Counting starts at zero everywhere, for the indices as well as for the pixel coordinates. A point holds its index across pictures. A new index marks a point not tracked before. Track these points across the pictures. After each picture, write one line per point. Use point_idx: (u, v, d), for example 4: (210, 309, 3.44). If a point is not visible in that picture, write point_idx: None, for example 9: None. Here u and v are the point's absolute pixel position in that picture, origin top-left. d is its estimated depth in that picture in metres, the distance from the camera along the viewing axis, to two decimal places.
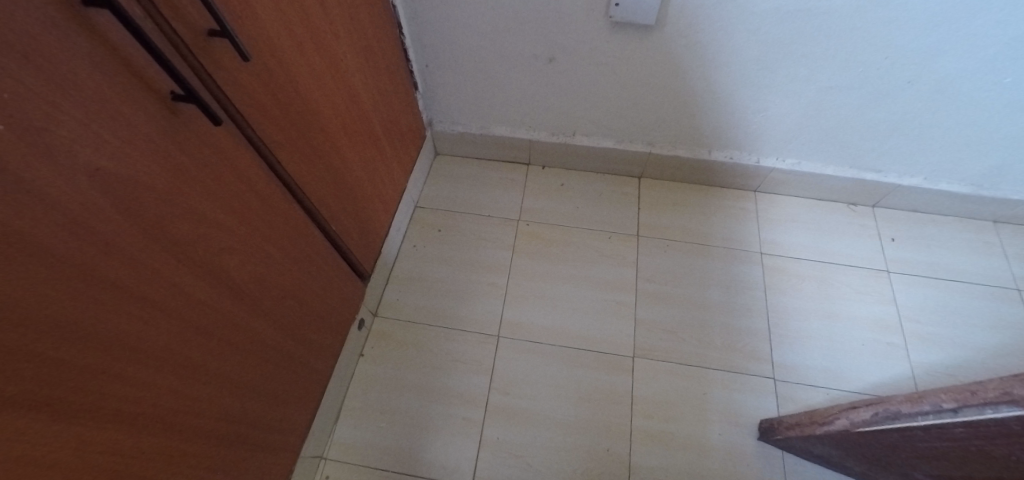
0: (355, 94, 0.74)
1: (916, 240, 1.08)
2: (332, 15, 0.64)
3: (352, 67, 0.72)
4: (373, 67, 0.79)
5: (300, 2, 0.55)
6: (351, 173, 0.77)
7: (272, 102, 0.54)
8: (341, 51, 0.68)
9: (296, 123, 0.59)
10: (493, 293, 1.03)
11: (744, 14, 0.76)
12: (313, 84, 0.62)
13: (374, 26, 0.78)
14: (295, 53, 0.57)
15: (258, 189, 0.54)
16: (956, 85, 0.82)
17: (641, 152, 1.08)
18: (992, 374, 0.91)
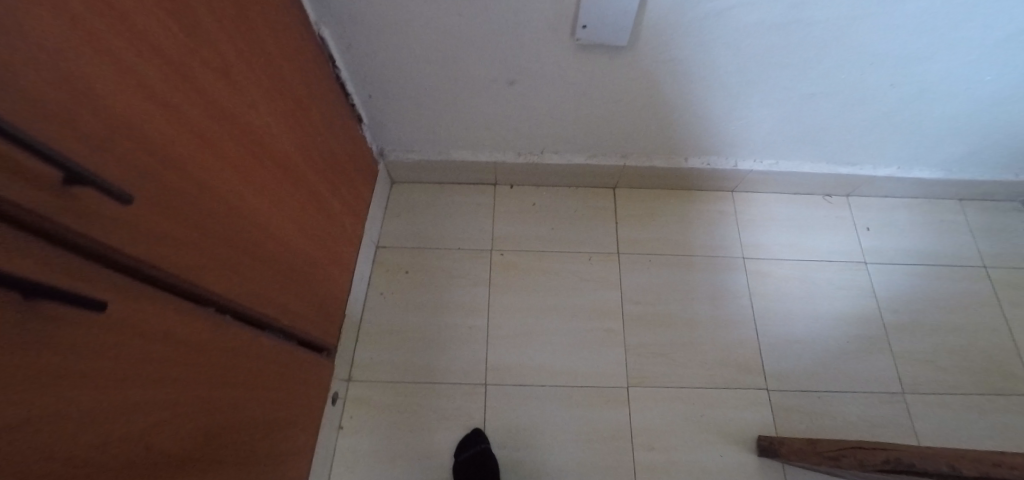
0: (288, 163, 0.63)
1: (889, 226, 1.08)
2: (242, 82, 0.51)
3: (280, 135, 0.60)
4: (305, 122, 0.67)
5: (194, 84, 0.43)
6: (295, 249, 0.66)
7: (183, 219, 0.43)
8: (262, 120, 0.56)
9: (215, 229, 0.48)
10: (474, 337, 0.96)
11: (721, 28, 0.70)
12: (231, 173, 0.51)
13: (299, 72, 0.65)
14: (200, 148, 0.45)
15: (178, 331, 0.43)
16: (936, 85, 0.79)
17: (615, 166, 1.02)
18: (965, 357, 0.95)
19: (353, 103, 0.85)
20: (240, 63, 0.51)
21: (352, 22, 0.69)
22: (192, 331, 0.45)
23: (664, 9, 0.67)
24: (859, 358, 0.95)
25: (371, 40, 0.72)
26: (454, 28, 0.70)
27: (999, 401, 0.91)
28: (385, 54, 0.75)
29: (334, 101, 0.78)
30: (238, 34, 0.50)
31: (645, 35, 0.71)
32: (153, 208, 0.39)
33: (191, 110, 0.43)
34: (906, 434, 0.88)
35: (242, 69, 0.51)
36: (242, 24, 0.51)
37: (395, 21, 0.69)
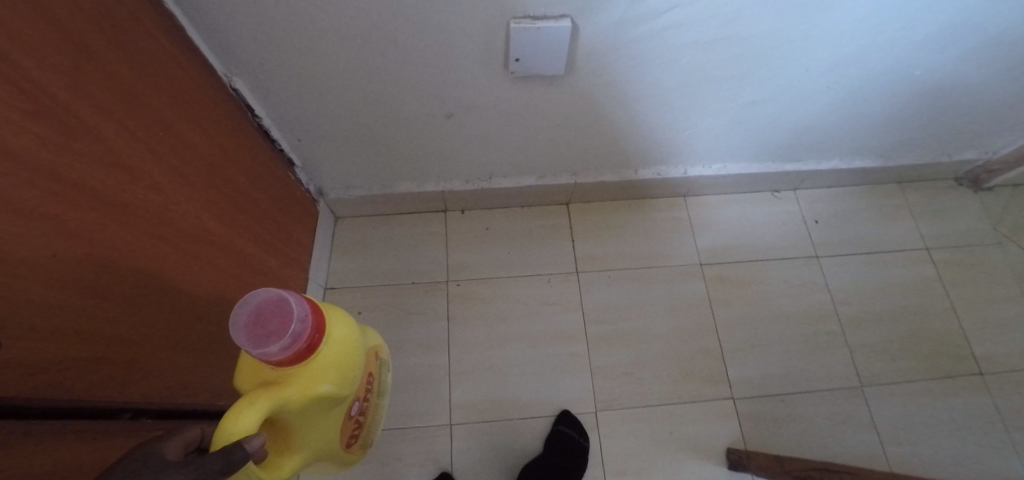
0: (213, 235, 0.58)
1: (835, 217, 1.08)
2: (142, 167, 0.46)
3: (201, 209, 0.56)
4: (228, 187, 0.63)
5: (77, 189, 0.38)
6: (219, 324, 0.61)
7: (82, 338, 0.39)
8: (172, 201, 0.51)
9: (121, 338, 0.43)
10: (436, 375, 0.92)
11: (658, 48, 0.68)
12: (138, 271, 0.46)
13: (214, 134, 0.60)
14: (92, 256, 0.40)
15: (86, 465, 0.39)
16: (869, 83, 0.80)
17: (566, 184, 0.99)
18: (917, 343, 0.98)
19: (280, 148, 0.80)
20: (136, 148, 0.46)
21: (266, 71, 0.65)
22: (114, 452, 0.42)
23: (597, 36, 0.64)
24: (816, 355, 0.96)
25: (291, 86, 0.68)
26: (381, 69, 0.66)
27: (949, 384, 0.94)
28: (308, 98, 0.71)
29: (259, 152, 0.73)
30: (133, 115, 0.46)
31: (581, 60, 0.68)
32: (42, 338, 0.35)
33: (81, 217, 0.39)
34: (866, 427, 0.91)
35: (139, 152, 0.46)
36: (136, 103, 0.46)
37: (314, 66, 0.65)
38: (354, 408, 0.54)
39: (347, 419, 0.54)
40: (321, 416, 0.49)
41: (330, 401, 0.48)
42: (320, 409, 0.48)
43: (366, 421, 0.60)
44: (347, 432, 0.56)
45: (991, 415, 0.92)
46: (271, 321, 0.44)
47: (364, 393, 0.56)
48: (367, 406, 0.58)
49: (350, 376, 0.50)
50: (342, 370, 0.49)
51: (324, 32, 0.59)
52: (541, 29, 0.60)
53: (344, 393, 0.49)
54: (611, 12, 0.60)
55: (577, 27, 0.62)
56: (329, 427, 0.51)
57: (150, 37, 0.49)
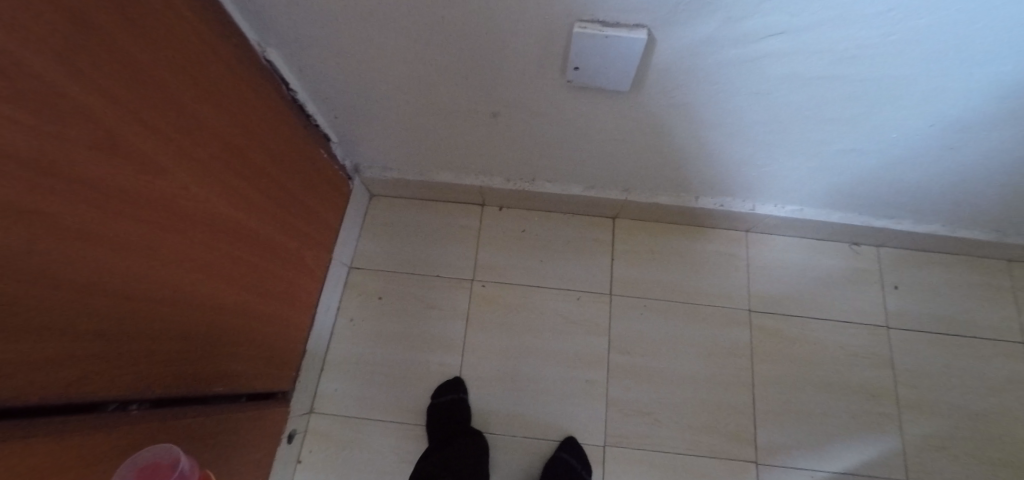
0: (224, 218, 0.56)
1: (919, 286, 0.95)
2: (150, 149, 0.44)
3: (213, 194, 0.53)
4: (245, 166, 0.59)
5: (74, 177, 0.36)
6: (234, 306, 0.60)
7: (71, 328, 0.38)
8: (183, 183, 0.48)
9: (115, 329, 0.42)
10: (444, 376, 0.90)
11: (751, 75, 0.57)
12: (139, 259, 0.44)
13: (239, 110, 0.58)
14: (88, 247, 0.38)
15: (77, 457, 0.38)
16: (1007, 152, 0.66)
17: (615, 200, 0.91)
18: (984, 446, 0.86)
19: (313, 122, 0.79)
20: (146, 129, 0.43)
21: (302, 46, 0.62)
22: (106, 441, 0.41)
23: (678, 53, 0.54)
24: (860, 435, 0.86)
25: (328, 63, 0.66)
26: (425, 57, 0.62)
27: None
28: (344, 77, 0.69)
29: (284, 128, 0.69)
30: (138, 95, 0.42)
31: (652, 79, 0.59)
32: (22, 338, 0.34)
33: (73, 210, 0.36)
34: None
35: (149, 134, 0.43)
36: (152, 82, 0.43)
37: (352, 46, 0.62)
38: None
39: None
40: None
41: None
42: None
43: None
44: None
45: None
46: (162, 473, 0.40)
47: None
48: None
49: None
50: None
51: (364, 13, 0.55)
52: (608, 37, 0.52)
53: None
54: (696, 31, 0.51)
55: (653, 39, 0.53)
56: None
57: (174, 11, 0.45)
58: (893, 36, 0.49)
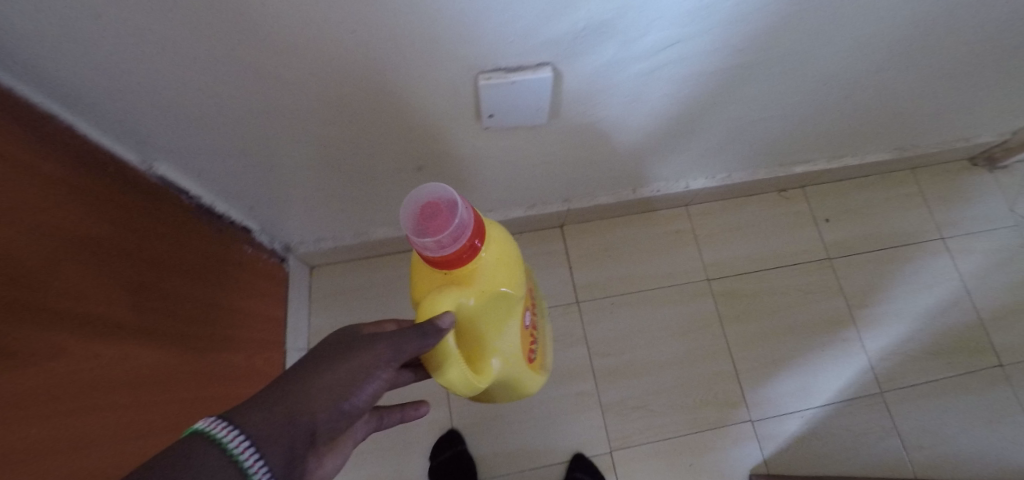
0: (145, 367, 0.50)
1: (847, 213, 1.02)
2: (55, 338, 0.38)
3: (131, 348, 0.48)
4: (157, 301, 0.53)
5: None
6: None
7: None
8: (96, 355, 0.43)
9: None
10: (439, 432, 0.87)
11: (655, 82, 0.59)
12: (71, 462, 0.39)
13: (137, 246, 0.52)
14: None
15: None
16: (888, 89, 0.72)
17: (558, 211, 0.90)
18: (934, 341, 0.94)
19: (230, 220, 0.72)
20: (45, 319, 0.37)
21: (192, 150, 0.57)
22: None
23: (584, 80, 0.56)
24: (833, 364, 0.92)
25: (227, 158, 0.60)
26: (334, 133, 0.59)
27: (970, 381, 0.92)
28: (249, 168, 0.63)
29: (195, 239, 0.63)
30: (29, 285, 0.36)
31: (565, 107, 0.61)
32: None
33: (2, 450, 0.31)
34: (888, 436, 0.88)
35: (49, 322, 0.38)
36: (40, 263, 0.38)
37: (249, 138, 0.57)
38: (528, 320, 0.53)
39: (524, 333, 0.51)
40: (504, 355, 0.47)
41: (503, 321, 0.46)
42: (495, 341, 0.46)
43: (541, 338, 0.61)
44: (527, 347, 0.52)
45: (1013, 407, 0.90)
46: (440, 217, 0.40)
47: (529, 308, 0.54)
48: (542, 332, 0.62)
49: (510, 313, 0.46)
50: (501, 312, 0.45)
51: (256, 105, 0.51)
52: (515, 82, 0.53)
53: (511, 311, 0.46)
54: (595, 57, 0.52)
55: (559, 73, 0.54)
56: (519, 351, 0.49)
57: (29, 165, 0.39)
58: (779, 15, 0.51)
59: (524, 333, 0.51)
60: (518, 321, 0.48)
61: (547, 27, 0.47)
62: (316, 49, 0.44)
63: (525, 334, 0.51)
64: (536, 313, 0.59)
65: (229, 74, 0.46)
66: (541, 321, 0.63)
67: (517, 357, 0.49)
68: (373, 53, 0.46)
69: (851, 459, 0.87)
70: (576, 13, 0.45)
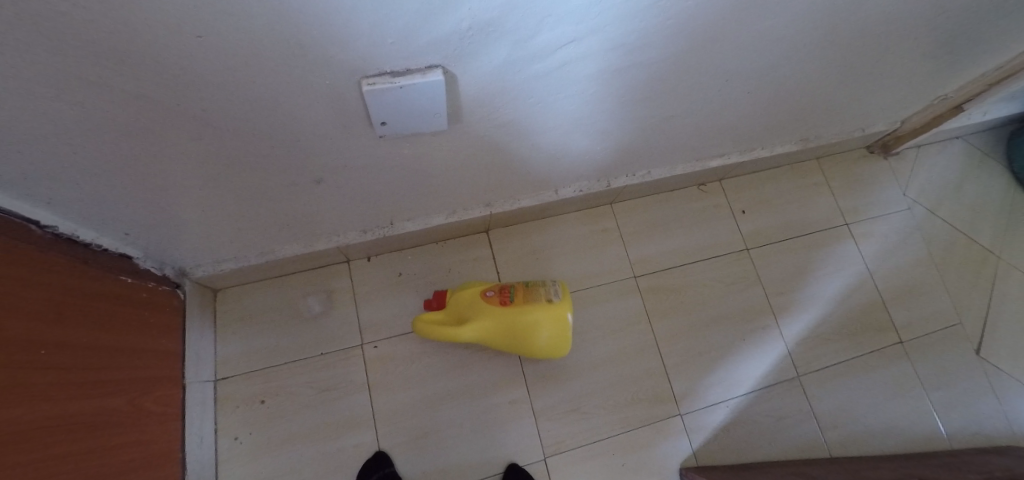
0: (13, 432, 0.42)
1: (760, 205, 1.06)
2: None
3: None
4: (19, 353, 0.44)
5: None
6: None
7: None
8: None
9: None
10: (365, 456, 0.82)
11: (558, 83, 0.56)
12: None
13: None
14: None
15: None
16: (788, 82, 0.75)
17: (480, 216, 0.88)
18: (842, 322, 1.00)
19: (100, 248, 0.63)
20: None
21: (37, 179, 0.48)
22: None
23: (482, 83, 0.52)
24: (754, 352, 0.96)
25: (88, 182, 0.51)
26: (210, 150, 0.52)
27: (875, 359, 0.98)
28: (117, 193, 0.55)
29: (52, 275, 0.53)
30: None
31: (467, 111, 0.56)
32: None
33: None
34: (806, 417, 0.93)
35: None
36: None
37: (108, 162, 0.49)
38: (489, 292, 0.81)
39: (486, 298, 0.79)
40: (473, 302, 0.80)
41: (465, 296, 0.82)
42: (464, 302, 0.82)
43: (542, 291, 0.79)
44: (496, 303, 0.78)
45: (912, 380, 0.98)
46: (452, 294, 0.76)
47: (497, 287, 0.82)
48: (548, 288, 0.80)
49: (473, 284, 0.84)
50: (467, 285, 0.85)
51: (107, 124, 0.44)
52: (403, 86, 0.47)
53: (469, 290, 0.83)
54: (490, 57, 0.48)
55: (451, 76, 0.49)
56: (482, 309, 0.79)
57: None
58: (680, 11, 0.50)
59: (487, 300, 0.79)
60: (473, 295, 0.81)
61: (429, 25, 0.41)
62: (161, 59, 0.38)
63: (488, 300, 0.79)
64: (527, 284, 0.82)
65: (59, 89, 0.38)
66: (543, 281, 0.82)
67: (482, 309, 0.79)
68: (233, 61, 0.40)
69: (773, 443, 0.90)
70: (458, 10, 0.40)
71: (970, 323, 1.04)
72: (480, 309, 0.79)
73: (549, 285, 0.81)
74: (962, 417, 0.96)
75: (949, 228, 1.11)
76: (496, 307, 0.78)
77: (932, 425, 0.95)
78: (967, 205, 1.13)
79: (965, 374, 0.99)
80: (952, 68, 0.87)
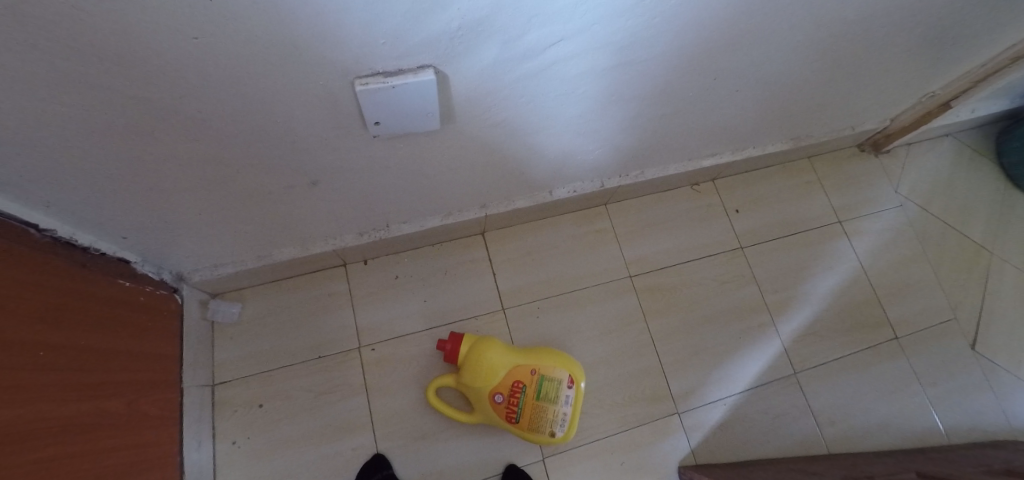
0: (10, 428, 0.42)
1: (754, 204, 1.07)
2: None
3: None
4: (13, 354, 0.44)
5: None
6: None
7: None
8: None
9: None
10: (362, 459, 0.82)
11: (547, 83, 0.58)
12: None
13: None
14: None
15: None
16: (775, 81, 0.76)
17: (475, 218, 0.88)
18: (837, 318, 1.01)
19: (98, 252, 0.63)
20: None
21: (36, 182, 0.48)
22: None
23: (472, 82, 0.53)
24: (750, 350, 0.96)
25: (87, 186, 0.52)
26: (207, 153, 0.53)
27: (871, 354, 0.99)
28: (115, 197, 0.56)
29: (50, 278, 0.53)
30: None
31: (459, 111, 0.57)
32: None
33: None
34: (804, 414, 0.93)
35: None
36: None
37: (106, 165, 0.50)
38: (496, 398, 0.79)
39: (493, 405, 0.80)
40: (479, 402, 0.80)
41: (473, 389, 0.80)
42: (472, 394, 0.81)
43: (551, 416, 0.81)
44: (502, 414, 0.80)
45: (909, 376, 0.98)
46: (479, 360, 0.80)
47: (508, 391, 0.80)
48: (558, 408, 0.81)
49: (483, 374, 0.79)
50: (477, 369, 0.80)
51: (104, 128, 0.45)
52: (395, 86, 0.48)
53: (479, 385, 0.79)
54: (480, 56, 0.49)
55: (442, 76, 0.50)
56: (486, 412, 0.81)
57: None
58: (664, 10, 0.52)
59: (494, 408, 0.80)
60: (482, 394, 0.80)
61: (419, 26, 0.42)
62: (158, 61, 0.39)
63: (494, 406, 0.80)
64: (538, 393, 0.80)
65: (59, 92, 0.39)
66: (555, 395, 0.80)
67: (486, 412, 0.81)
68: (228, 62, 0.41)
69: (771, 441, 0.90)
70: (446, 11, 0.41)
71: (965, 319, 1.04)
72: (485, 411, 0.81)
73: (559, 401, 0.81)
74: (959, 412, 0.96)
75: (941, 225, 1.12)
76: (500, 417, 0.80)
77: (930, 420, 0.95)
78: (958, 202, 1.14)
79: (961, 369, 1.00)
80: (938, 66, 0.89)
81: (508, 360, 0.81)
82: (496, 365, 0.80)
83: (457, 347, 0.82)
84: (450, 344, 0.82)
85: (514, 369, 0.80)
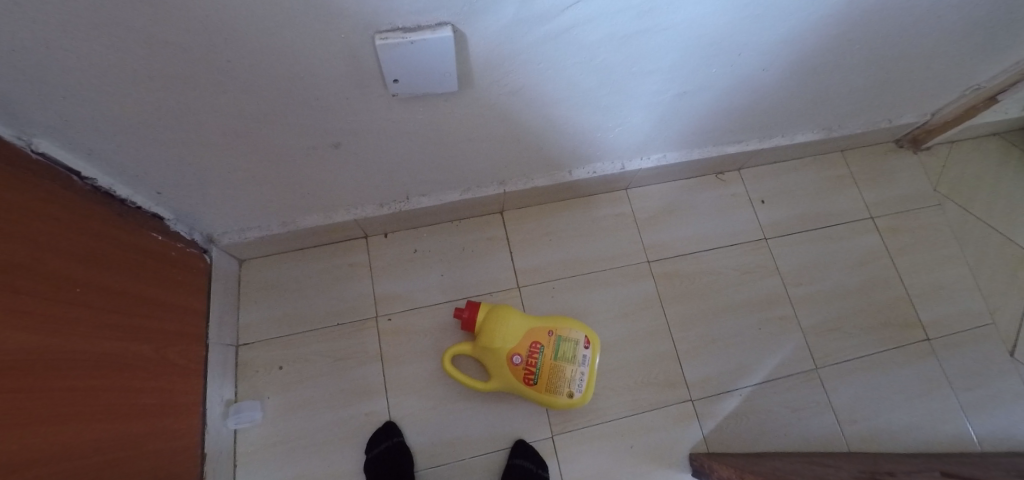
0: (40, 353, 0.44)
1: (780, 195, 1.04)
2: None
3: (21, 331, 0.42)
4: (48, 284, 0.47)
5: None
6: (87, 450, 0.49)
7: None
8: None
9: None
10: (375, 425, 0.84)
11: (566, 48, 0.58)
12: None
13: (25, 219, 0.46)
14: None
15: None
16: (805, 62, 0.74)
17: (494, 195, 0.89)
18: (864, 316, 0.97)
19: (134, 206, 0.66)
20: None
21: (79, 127, 0.51)
22: None
23: (490, 42, 0.53)
24: (769, 342, 0.94)
25: (127, 136, 0.55)
26: (239, 109, 0.55)
27: (899, 354, 0.95)
28: (154, 150, 0.59)
29: (88, 223, 0.56)
30: None
31: (477, 73, 0.58)
32: None
33: None
34: (825, 411, 0.90)
35: None
36: None
37: (143, 115, 0.52)
38: (514, 359, 0.79)
39: (512, 366, 0.80)
40: (498, 364, 0.80)
41: (492, 352, 0.80)
42: (491, 357, 0.81)
43: (569, 375, 0.80)
44: (521, 375, 0.80)
45: (939, 378, 0.94)
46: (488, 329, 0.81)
47: (525, 352, 0.80)
48: (575, 367, 0.80)
49: (502, 336, 0.80)
50: (494, 333, 0.80)
51: (144, 78, 0.47)
52: (414, 42, 0.49)
53: (497, 346, 0.80)
54: (498, 16, 0.49)
55: (461, 35, 0.51)
56: (506, 374, 0.80)
57: None
58: None
59: (512, 368, 0.80)
60: (500, 356, 0.80)
61: None
62: (190, 6, 0.40)
63: (513, 367, 0.80)
64: (555, 353, 0.80)
65: (105, 41, 0.42)
66: (572, 355, 0.80)
67: (505, 375, 0.81)
68: (257, 14, 0.42)
69: (789, 433, 0.88)
70: None
71: (1005, 324, 0.99)
72: (503, 376, 0.81)
73: (576, 360, 0.81)
74: (994, 419, 0.91)
75: (982, 225, 1.06)
76: (519, 379, 0.80)
77: (961, 426, 0.91)
78: (1003, 203, 1.08)
79: (998, 375, 0.95)
80: (984, 55, 0.84)
81: (523, 323, 0.81)
82: (513, 326, 0.80)
83: (473, 314, 0.83)
84: (467, 311, 0.83)
85: (531, 331, 0.81)
